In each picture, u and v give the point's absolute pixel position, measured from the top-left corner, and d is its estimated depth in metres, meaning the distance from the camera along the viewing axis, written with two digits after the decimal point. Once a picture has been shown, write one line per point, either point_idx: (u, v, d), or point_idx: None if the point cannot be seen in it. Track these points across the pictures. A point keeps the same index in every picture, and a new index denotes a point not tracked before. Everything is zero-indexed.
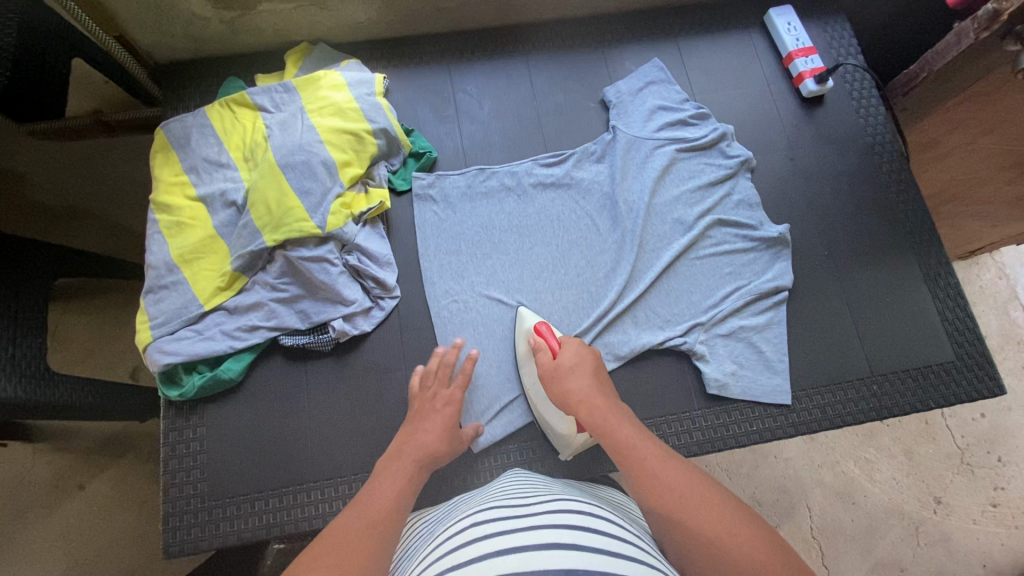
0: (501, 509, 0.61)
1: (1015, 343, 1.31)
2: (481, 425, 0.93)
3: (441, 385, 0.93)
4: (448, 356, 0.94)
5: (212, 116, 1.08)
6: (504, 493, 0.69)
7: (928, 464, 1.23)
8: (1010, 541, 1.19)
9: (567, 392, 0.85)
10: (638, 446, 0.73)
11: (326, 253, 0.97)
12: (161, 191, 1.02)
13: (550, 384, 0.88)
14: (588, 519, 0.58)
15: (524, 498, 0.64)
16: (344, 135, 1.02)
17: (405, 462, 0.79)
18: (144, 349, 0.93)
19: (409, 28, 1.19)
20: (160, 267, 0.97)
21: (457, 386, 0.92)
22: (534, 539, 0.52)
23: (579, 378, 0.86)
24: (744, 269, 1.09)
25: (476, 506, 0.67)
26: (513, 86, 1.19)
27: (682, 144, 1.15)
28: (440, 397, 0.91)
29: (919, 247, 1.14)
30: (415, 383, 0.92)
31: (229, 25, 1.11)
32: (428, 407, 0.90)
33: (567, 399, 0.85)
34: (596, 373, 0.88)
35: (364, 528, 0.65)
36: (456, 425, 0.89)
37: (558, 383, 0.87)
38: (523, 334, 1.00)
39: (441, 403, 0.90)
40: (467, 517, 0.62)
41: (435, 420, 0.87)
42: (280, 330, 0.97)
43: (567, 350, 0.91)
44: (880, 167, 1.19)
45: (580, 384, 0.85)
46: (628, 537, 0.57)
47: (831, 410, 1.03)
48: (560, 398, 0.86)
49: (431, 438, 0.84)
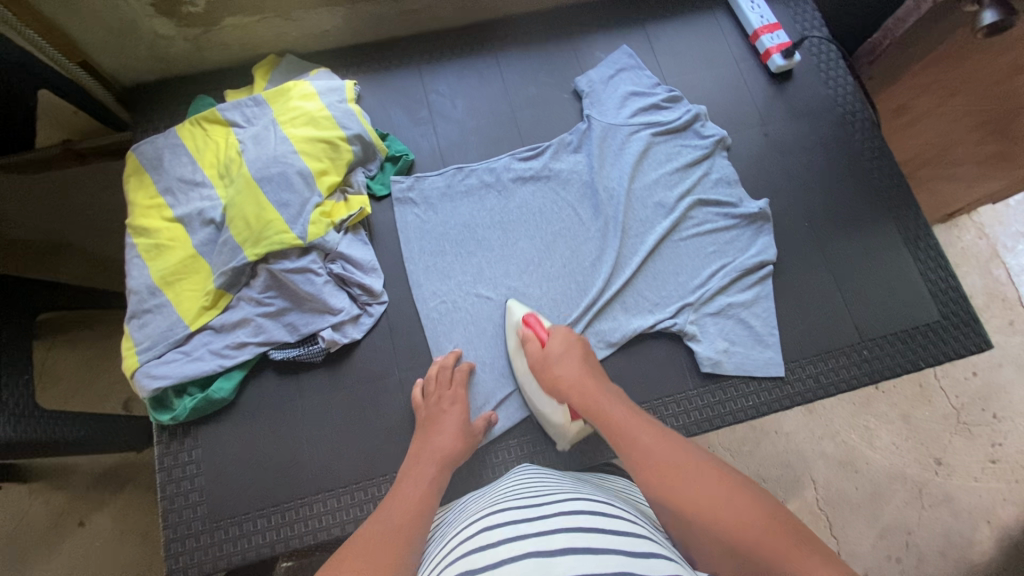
0: (515, 508, 0.60)
1: (1000, 300, 1.33)
2: (491, 416, 0.95)
3: (444, 388, 0.94)
4: (447, 361, 0.97)
5: (184, 136, 1.07)
6: (518, 491, 0.68)
7: (925, 426, 1.24)
8: (1012, 495, 1.21)
9: (558, 376, 0.89)
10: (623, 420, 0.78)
11: (309, 263, 0.96)
12: (137, 215, 1.01)
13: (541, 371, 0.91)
14: (604, 520, 0.56)
15: (538, 497, 0.63)
16: (318, 143, 1.02)
17: (423, 469, 0.80)
18: (133, 374, 0.92)
19: (376, 32, 1.19)
20: (141, 291, 0.96)
21: (457, 386, 0.94)
22: (550, 544, 0.51)
23: (567, 363, 0.90)
24: (728, 247, 1.09)
25: (490, 505, 0.66)
26: (485, 83, 1.19)
27: (657, 128, 1.16)
28: (446, 398, 0.92)
29: (898, 212, 1.15)
30: (417, 394, 0.95)
31: (193, 43, 1.10)
32: (436, 410, 0.91)
33: (557, 382, 0.89)
34: (586, 358, 0.91)
35: (384, 532, 0.65)
36: (467, 421, 0.91)
37: (548, 368, 0.91)
38: (511, 329, 1.00)
39: (448, 405, 0.91)
40: (481, 517, 0.61)
41: (445, 421, 0.89)
42: (269, 345, 0.96)
43: (555, 338, 0.94)
44: (854, 136, 1.20)
45: (569, 368, 0.89)
46: (645, 535, 0.56)
47: (825, 378, 1.04)
48: (550, 382, 0.90)
49: (447, 439, 0.87)
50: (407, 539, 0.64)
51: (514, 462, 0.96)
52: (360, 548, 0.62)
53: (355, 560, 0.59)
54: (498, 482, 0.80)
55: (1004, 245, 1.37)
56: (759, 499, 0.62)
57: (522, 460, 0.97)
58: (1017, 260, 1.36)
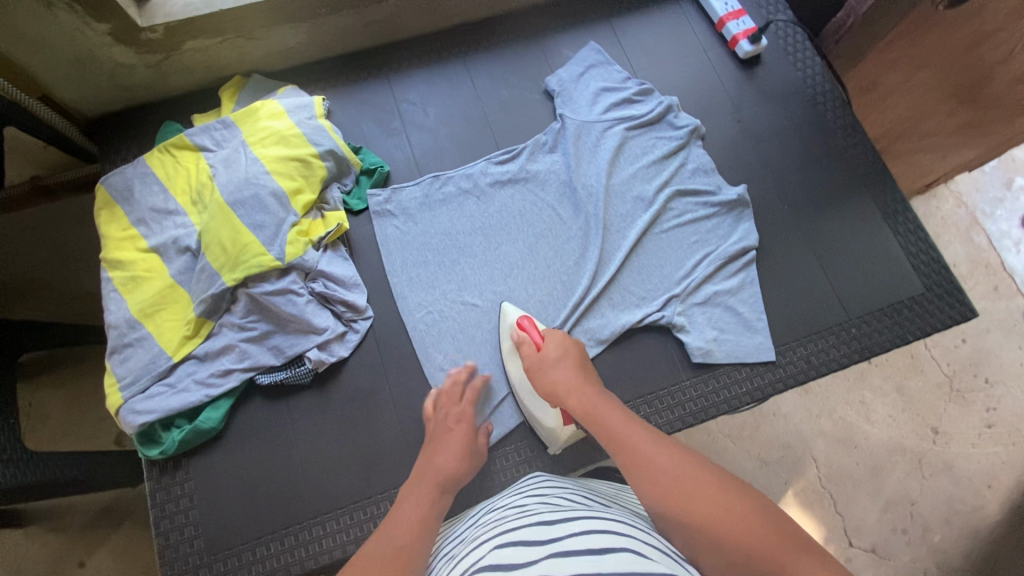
0: (525, 529, 0.57)
1: (984, 267, 1.34)
2: (491, 426, 0.94)
3: (453, 404, 0.92)
4: (461, 375, 0.95)
5: (153, 164, 1.05)
6: (527, 507, 0.65)
7: (920, 396, 1.25)
8: (1010, 458, 1.22)
9: (549, 375, 0.87)
10: (609, 420, 0.76)
11: (290, 284, 0.95)
12: (111, 248, 0.99)
13: (534, 371, 0.89)
14: (618, 542, 0.53)
15: (549, 514, 0.60)
16: (290, 162, 1.00)
17: (425, 489, 0.78)
18: (117, 412, 0.90)
19: (342, 46, 1.18)
20: (120, 326, 0.94)
21: (467, 403, 0.92)
22: (562, 570, 0.48)
23: (561, 363, 0.88)
24: (710, 236, 1.09)
25: (498, 523, 0.63)
26: (455, 90, 1.18)
27: (630, 122, 1.16)
28: (452, 415, 0.90)
29: (875, 188, 1.16)
30: (430, 406, 0.92)
31: (156, 70, 1.08)
32: (439, 427, 0.89)
33: (548, 384, 0.86)
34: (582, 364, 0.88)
35: (384, 554, 0.63)
36: (473, 441, 0.88)
37: (541, 368, 0.89)
38: (505, 333, 1.00)
39: (454, 422, 0.90)
40: (489, 538, 0.58)
41: (449, 440, 0.87)
42: (255, 370, 0.95)
43: (548, 338, 0.92)
44: (826, 116, 1.21)
45: (561, 370, 0.87)
46: (666, 559, 0.53)
47: (815, 359, 1.04)
48: (542, 383, 0.87)
49: (447, 460, 0.83)
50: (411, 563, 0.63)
51: (512, 468, 0.95)
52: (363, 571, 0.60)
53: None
54: (506, 493, 0.78)
55: (982, 212, 1.38)
56: (752, 500, 0.62)
57: (520, 465, 0.96)
58: (996, 225, 1.37)
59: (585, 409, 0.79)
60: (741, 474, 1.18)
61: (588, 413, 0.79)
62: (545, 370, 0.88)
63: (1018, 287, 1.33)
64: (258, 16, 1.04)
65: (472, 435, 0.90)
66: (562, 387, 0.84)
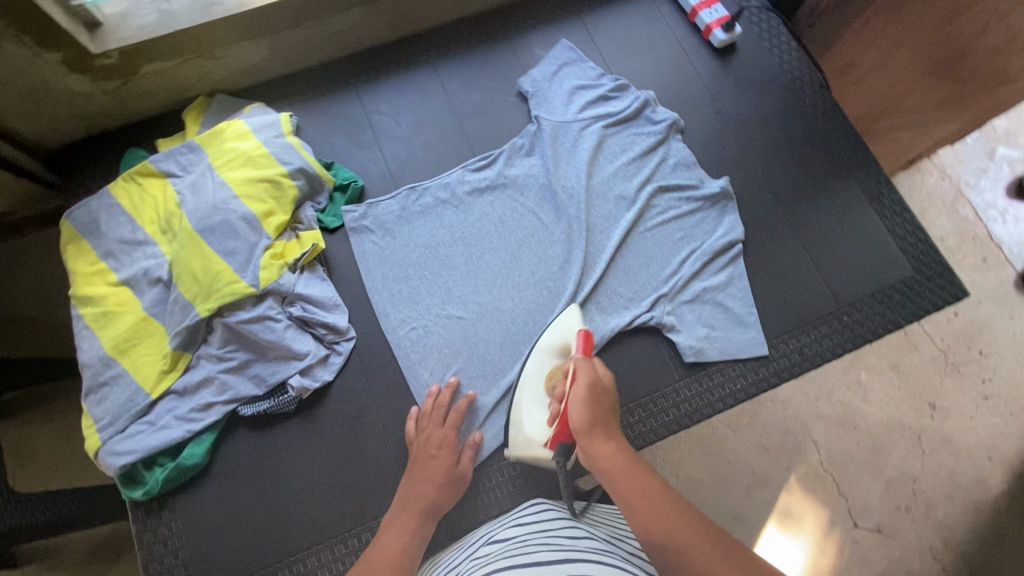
0: (520, 569, 0.55)
1: (971, 239, 1.33)
2: (479, 437, 0.92)
3: (435, 426, 0.91)
4: (442, 396, 0.94)
5: (118, 194, 1.01)
6: (525, 545, 0.63)
7: (916, 373, 1.23)
8: (1008, 429, 1.21)
9: (589, 409, 0.77)
10: (643, 484, 0.68)
11: (266, 310, 0.92)
12: (80, 284, 0.96)
13: (579, 394, 0.79)
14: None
15: (546, 553, 0.58)
16: (259, 184, 0.97)
17: (409, 516, 0.81)
18: (97, 454, 0.87)
19: (307, 59, 1.14)
20: (94, 364, 0.91)
21: (449, 428, 0.91)
22: None
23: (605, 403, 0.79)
24: (695, 231, 1.07)
25: (493, 560, 0.61)
26: (427, 97, 1.15)
27: (607, 119, 1.13)
28: (434, 440, 0.89)
29: (858, 171, 1.14)
30: (410, 428, 0.92)
31: (115, 95, 1.04)
32: (423, 454, 0.88)
33: (584, 417, 0.76)
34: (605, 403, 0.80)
35: None
36: (456, 466, 0.88)
37: (585, 396, 0.78)
38: (556, 330, 0.96)
39: (435, 448, 0.89)
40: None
41: (432, 468, 0.86)
42: (237, 401, 0.92)
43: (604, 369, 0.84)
44: (805, 101, 1.19)
45: (601, 411, 0.78)
46: None
47: (808, 350, 1.03)
48: (579, 413, 0.77)
49: (430, 489, 0.84)
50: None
51: (508, 482, 0.93)
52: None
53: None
54: (504, 524, 0.76)
55: (966, 183, 1.37)
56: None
57: (515, 478, 0.94)
58: (981, 196, 1.37)
59: (615, 464, 0.71)
60: (743, 464, 1.15)
61: (619, 468, 0.70)
62: (589, 400, 0.78)
63: (1006, 257, 1.32)
64: (216, 35, 1.00)
65: (456, 460, 0.89)
66: (598, 428, 0.75)
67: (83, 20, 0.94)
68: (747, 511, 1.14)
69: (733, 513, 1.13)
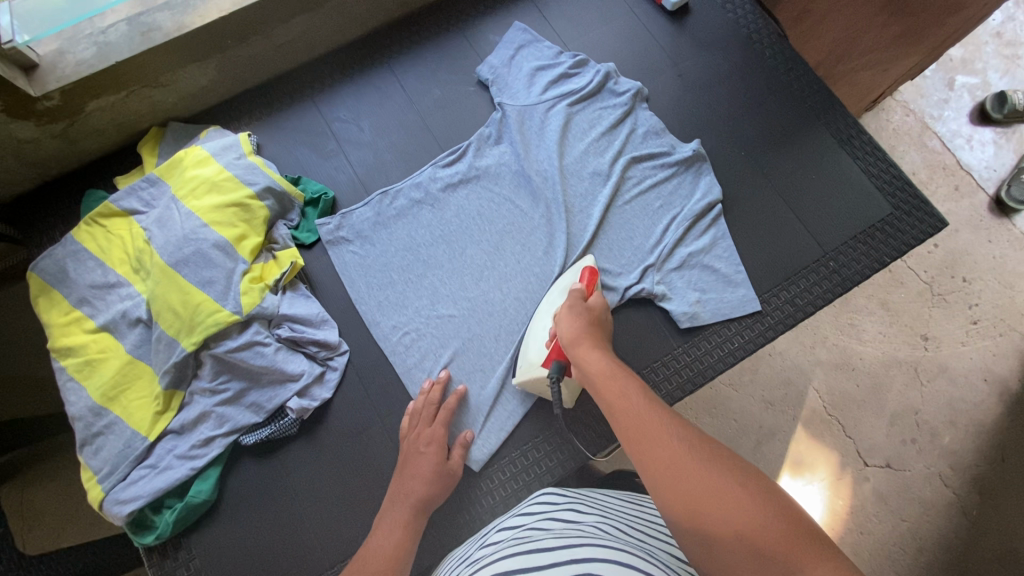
0: (529, 554, 0.57)
1: (941, 169, 1.35)
2: (468, 433, 0.91)
3: (425, 424, 0.90)
4: (433, 392, 0.93)
5: (83, 238, 0.97)
6: (537, 531, 0.65)
7: (905, 307, 1.25)
8: (1000, 349, 1.23)
9: (575, 323, 0.79)
10: (628, 394, 0.64)
11: (254, 336, 0.91)
12: (57, 336, 0.92)
13: (565, 313, 0.82)
14: (614, 570, 0.51)
15: (553, 540, 0.59)
16: (227, 209, 0.94)
17: (400, 508, 0.81)
18: (101, 505, 0.85)
19: (258, 74, 1.11)
20: (85, 416, 0.88)
21: (439, 424, 0.90)
22: None
23: (592, 321, 0.80)
24: (674, 197, 1.07)
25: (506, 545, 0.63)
26: (386, 98, 1.13)
27: (572, 97, 1.12)
28: (423, 437, 0.88)
29: (826, 116, 1.14)
30: (403, 426, 0.91)
31: (64, 138, 1.00)
32: (412, 450, 0.88)
33: (571, 330, 0.78)
34: (595, 324, 0.80)
35: None
36: (445, 461, 0.87)
37: (572, 315, 0.81)
38: (573, 271, 0.99)
39: (425, 444, 0.88)
40: (494, 563, 0.58)
41: (419, 464, 0.86)
42: (238, 432, 0.90)
43: (597, 298, 0.86)
44: (764, 54, 1.19)
45: (588, 326, 0.79)
46: None
47: (800, 300, 1.03)
48: (567, 328, 0.79)
49: (419, 484, 0.84)
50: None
51: (521, 473, 0.94)
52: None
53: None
54: (517, 511, 0.76)
55: (931, 116, 1.39)
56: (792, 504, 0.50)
57: (527, 468, 0.94)
58: (946, 126, 1.38)
59: (597, 368, 0.70)
60: (750, 420, 1.16)
61: (604, 371, 0.69)
62: (576, 317, 0.80)
63: (977, 183, 1.34)
64: (160, 62, 0.97)
65: (446, 455, 0.88)
66: (584, 340, 0.75)
67: (19, 63, 0.90)
68: (760, 464, 1.15)
69: None
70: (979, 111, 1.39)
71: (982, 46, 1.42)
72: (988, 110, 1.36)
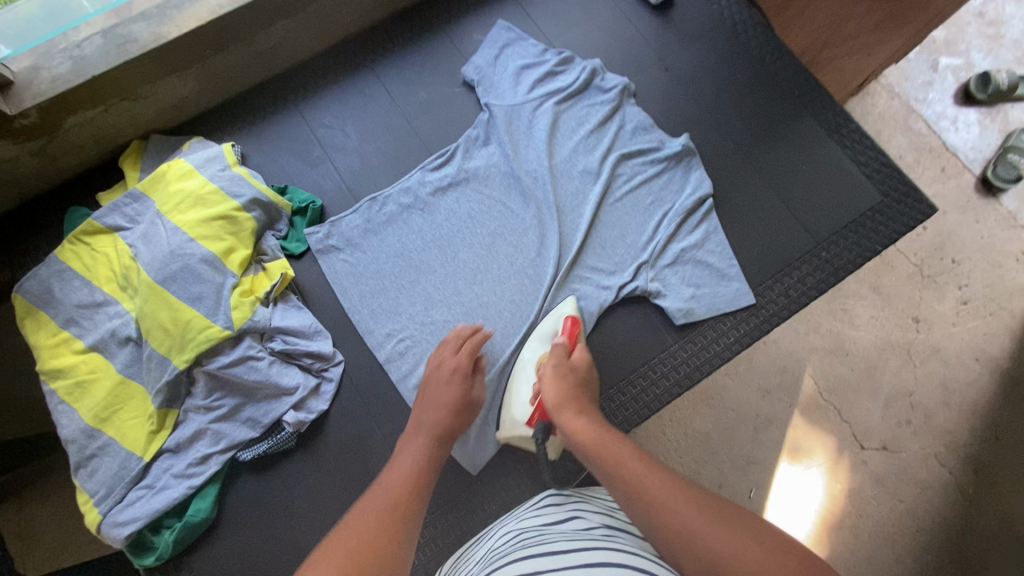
0: (540, 556, 0.57)
1: (928, 151, 1.35)
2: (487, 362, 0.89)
3: (450, 355, 0.90)
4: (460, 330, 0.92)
5: (67, 257, 0.95)
6: (546, 532, 0.65)
7: (895, 290, 1.25)
8: (990, 328, 1.24)
9: (560, 387, 0.81)
10: (621, 457, 0.68)
11: (247, 350, 0.90)
12: (45, 358, 0.90)
13: (551, 373, 0.84)
14: None
15: (564, 543, 0.59)
16: (214, 222, 0.93)
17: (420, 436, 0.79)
18: (99, 529, 0.84)
19: (238, 82, 1.09)
20: (78, 439, 0.87)
21: (464, 354, 0.89)
22: None
23: (579, 382, 0.83)
24: (665, 193, 1.07)
25: (516, 547, 0.63)
26: (370, 102, 1.12)
27: (559, 95, 1.11)
28: (447, 366, 0.88)
29: (814, 106, 1.14)
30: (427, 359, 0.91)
31: (42, 155, 0.98)
32: (436, 379, 0.87)
33: (556, 395, 0.80)
34: (582, 385, 0.83)
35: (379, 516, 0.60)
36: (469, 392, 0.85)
37: (557, 376, 0.83)
38: (554, 317, 0.97)
39: (448, 373, 0.87)
40: (507, 564, 0.58)
41: (442, 392, 0.85)
42: (235, 448, 0.90)
43: (581, 353, 0.88)
44: (750, 45, 1.18)
45: (573, 389, 0.81)
46: None
47: (793, 292, 1.04)
48: (552, 392, 0.81)
49: (442, 410, 0.82)
50: (392, 547, 0.56)
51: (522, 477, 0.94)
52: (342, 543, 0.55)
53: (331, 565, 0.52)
54: (524, 512, 0.76)
55: (915, 99, 1.39)
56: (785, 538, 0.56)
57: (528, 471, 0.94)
58: (931, 109, 1.38)
59: (587, 436, 0.73)
60: (747, 410, 1.16)
61: (592, 439, 0.72)
62: (561, 380, 0.82)
63: (963, 164, 1.34)
64: (136, 74, 0.95)
65: (468, 386, 0.87)
66: (569, 404, 0.79)
67: None
68: (758, 452, 1.15)
69: (745, 458, 1.14)
70: (963, 92, 1.39)
71: (965, 26, 1.42)
72: (973, 90, 1.37)
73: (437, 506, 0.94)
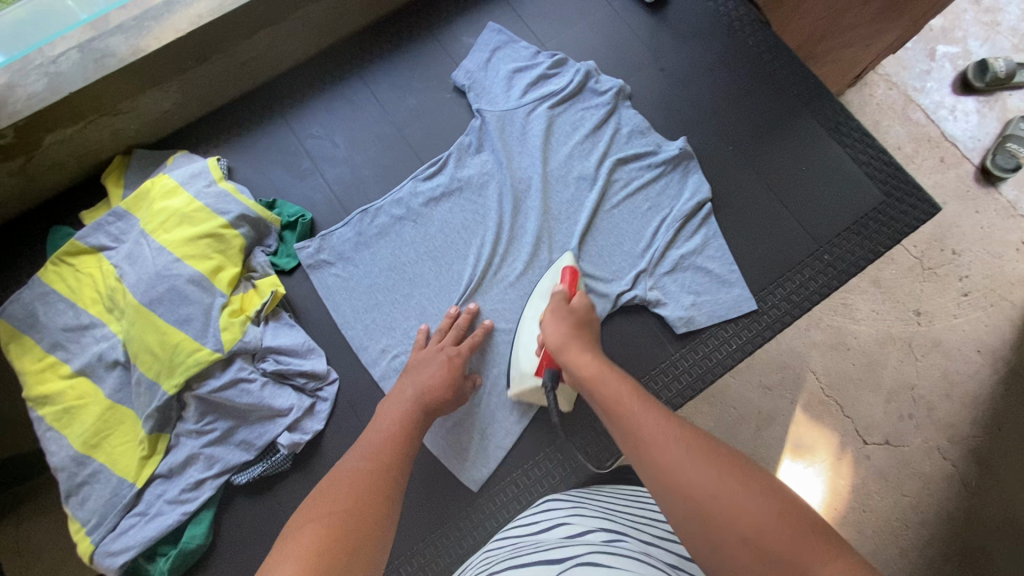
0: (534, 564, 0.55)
1: (927, 142, 1.32)
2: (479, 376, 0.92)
3: (451, 340, 0.92)
4: (462, 318, 0.94)
5: (50, 279, 0.93)
6: (543, 540, 0.63)
7: (896, 284, 1.23)
8: (991, 319, 1.21)
9: (562, 326, 0.78)
10: (626, 402, 0.65)
11: (238, 373, 0.88)
12: (31, 384, 0.88)
13: (550, 319, 0.81)
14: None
15: (561, 551, 0.57)
16: (201, 240, 0.90)
17: (409, 410, 0.82)
18: (92, 558, 0.82)
19: (222, 93, 1.06)
20: (67, 466, 0.84)
21: (466, 344, 0.91)
22: None
23: (578, 324, 0.79)
24: (662, 198, 1.04)
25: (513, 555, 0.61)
26: (359, 110, 1.09)
27: (552, 99, 1.08)
28: (448, 349, 0.90)
29: (814, 104, 1.12)
30: (420, 340, 0.93)
31: (23, 174, 0.96)
32: (432, 356, 0.89)
33: (559, 334, 0.77)
34: (583, 326, 0.79)
35: (334, 499, 0.65)
36: (462, 378, 0.88)
37: (557, 317, 0.80)
38: (553, 272, 0.96)
39: (448, 357, 0.89)
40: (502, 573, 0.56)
41: (437, 372, 0.86)
42: (229, 472, 0.88)
43: (582, 298, 0.83)
44: (747, 42, 1.15)
45: (574, 329, 0.78)
46: None
47: (795, 296, 1.02)
48: (555, 333, 0.78)
49: (437, 389, 0.85)
50: (362, 526, 0.62)
51: (523, 493, 0.92)
52: (294, 548, 0.56)
53: (292, 567, 0.53)
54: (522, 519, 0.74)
55: (913, 88, 1.36)
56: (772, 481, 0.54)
57: (529, 487, 0.92)
58: (929, 98, 1.35)
59: (590, 370, 0.71)
60: (747, 409, 1.15)
61: (591, 374, 0.70)
62: (561, 322, 0.79)
63: (962, 154, 1.32)
64: (116, 90, 0.93)
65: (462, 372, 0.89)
66: (572, 343, 0.75)
67: None
68: (760, 450, 1.13)
69: (747, 456, 1.13)
70: (961, 80, 1.37)
71: (961, 13, 1.40)
72: (971, 79, 1.34)
73: (435, 524, 0.91)
